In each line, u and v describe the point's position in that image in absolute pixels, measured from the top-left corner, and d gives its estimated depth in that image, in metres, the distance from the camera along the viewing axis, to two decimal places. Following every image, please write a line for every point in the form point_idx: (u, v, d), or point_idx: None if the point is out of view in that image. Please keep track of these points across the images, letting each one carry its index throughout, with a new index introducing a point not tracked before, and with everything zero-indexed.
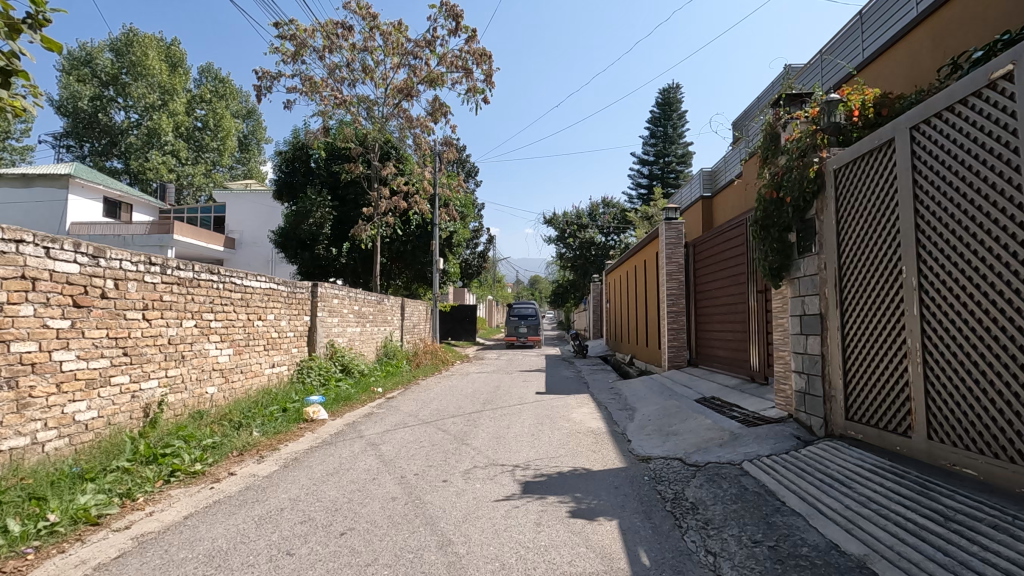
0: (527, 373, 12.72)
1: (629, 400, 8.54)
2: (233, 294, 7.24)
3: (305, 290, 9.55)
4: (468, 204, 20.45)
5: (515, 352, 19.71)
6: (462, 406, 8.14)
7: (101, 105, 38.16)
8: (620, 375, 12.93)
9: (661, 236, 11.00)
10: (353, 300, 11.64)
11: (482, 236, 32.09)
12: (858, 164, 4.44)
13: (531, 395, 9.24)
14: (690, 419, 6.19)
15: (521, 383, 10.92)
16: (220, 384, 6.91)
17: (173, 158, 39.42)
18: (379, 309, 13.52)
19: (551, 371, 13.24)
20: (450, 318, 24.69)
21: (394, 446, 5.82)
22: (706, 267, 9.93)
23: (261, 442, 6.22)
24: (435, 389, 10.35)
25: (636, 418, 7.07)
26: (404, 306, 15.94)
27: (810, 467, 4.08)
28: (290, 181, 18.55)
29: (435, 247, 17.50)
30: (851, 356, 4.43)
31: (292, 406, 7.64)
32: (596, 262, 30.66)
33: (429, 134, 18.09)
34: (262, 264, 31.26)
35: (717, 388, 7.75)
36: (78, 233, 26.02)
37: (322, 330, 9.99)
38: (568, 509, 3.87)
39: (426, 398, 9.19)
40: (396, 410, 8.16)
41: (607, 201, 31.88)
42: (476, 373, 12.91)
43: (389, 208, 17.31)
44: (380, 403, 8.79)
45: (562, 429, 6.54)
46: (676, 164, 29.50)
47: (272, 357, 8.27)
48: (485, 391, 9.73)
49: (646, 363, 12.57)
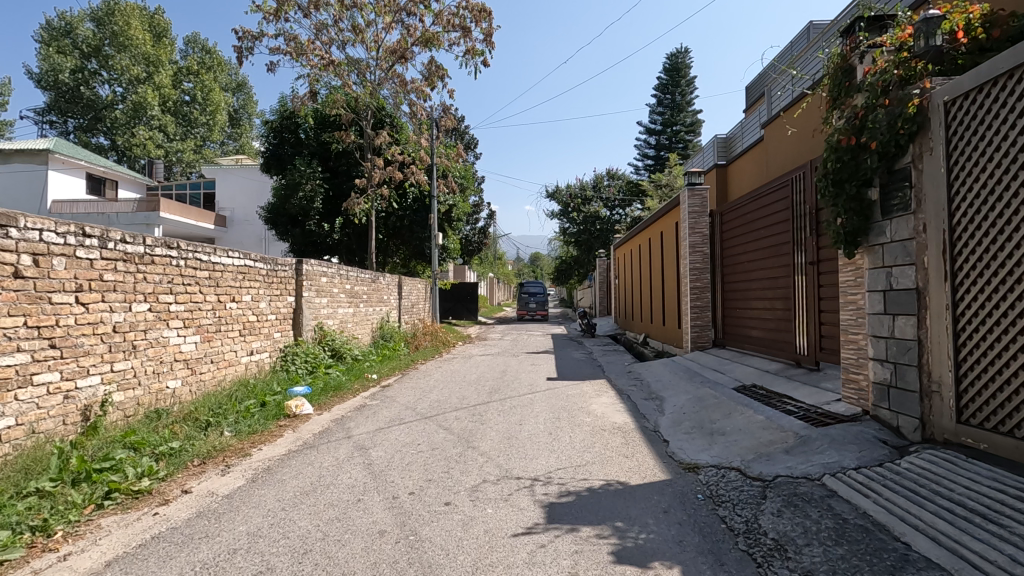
0: (535, 355, 11.78)
1: (653, 387, 7.59)
2: (198, 271, 6.22)
3: (288, 268, 8.54)
4: (467, 176, 19.27)
5: (520, 332, 18.79)
6: (467, 397, 7.20)
7: (83, 78, 36.60)
8: (635, 357, 11.97)
9: (682, 204, 9.93)
10: (345, 279, 10.65)
11: (482, 211, 30.91)
12: (981, 93, 3.41)
13: (542, 382, 8.30)
14: (737, 413, 5.23)
15: (530, 367, 9.98)
16: (185, 377, 5.94)
17: (161, 134, 37.96)
18: (374, 288, 12.52)
19: (560, 353, 12.30)
20: (451, 297, 23.73)
21: (387, 451, 4.88)
22: (735, 238, 8.90)
23: (231, 446, 5.29)
24: (436, 375, 9.41)
25: (666, 411, 6.11)
26: (402, 284, 14.94)
27: (923, 487, 3.13)
28: (278, 153, 17.37)
29: (434, 221, 16.41)
30: (967, 343, 3.46)
31: (272, 400, 6.70)
32: (602, 237, 29.60)
33: (426, 100, 16.86)
34: (256, 243, 30.19)
35: (757, 374, 6.78)
36: (60, 211, 24.86)
37: (309, 312, 9.01)
38: (611, 550, 2.92)
39: (426, 387, 8.25)
40: (392, 401, 7.22)
41: (612, 173, 30.67)
42: (480, 356, 11.97)
43: (384, 179, 16.17)
44: (375, 393, 7.87)
45: (584, 426, 5.59)
46: (685, 134, 28.22)
47: (250, 344, 7.29)
48: (491, 378, 8.79)
49: (664, 343, 11.61)
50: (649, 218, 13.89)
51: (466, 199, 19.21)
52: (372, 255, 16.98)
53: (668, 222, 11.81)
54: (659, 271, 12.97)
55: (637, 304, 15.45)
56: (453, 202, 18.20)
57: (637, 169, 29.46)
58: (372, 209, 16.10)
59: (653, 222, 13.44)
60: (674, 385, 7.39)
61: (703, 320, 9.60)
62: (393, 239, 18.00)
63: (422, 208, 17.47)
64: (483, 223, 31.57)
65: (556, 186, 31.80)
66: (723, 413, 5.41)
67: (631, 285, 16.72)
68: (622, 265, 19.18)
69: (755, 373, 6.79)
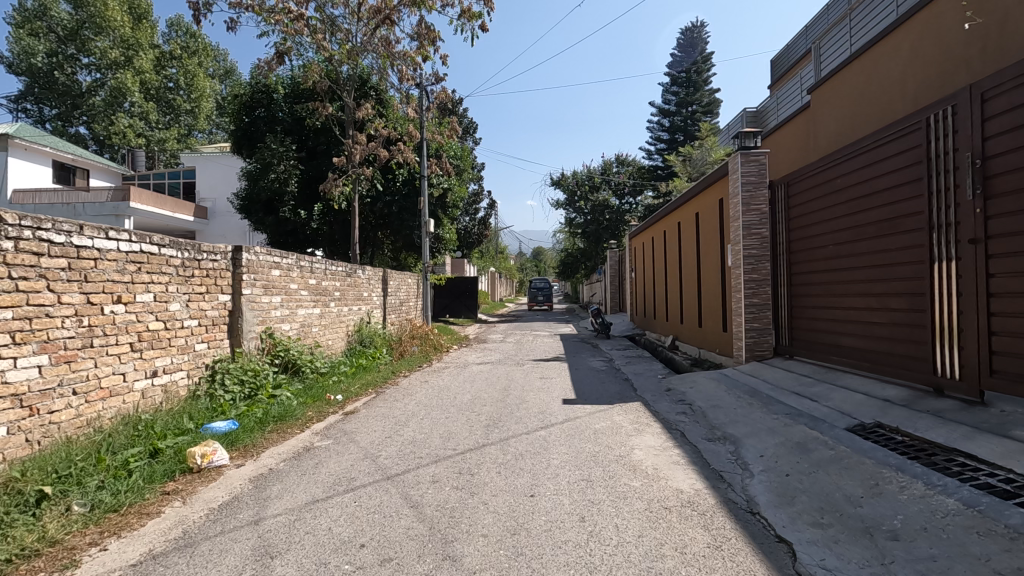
0: (544, 364, 9.73)
1: (712, 418, 5.48)
2: (44, 260, 4.13)
3: (220, 258, 6.44)
4: (462, 157, 17.09)
5: (523, 333, 16.72)
6: (456, 434, 5.17)
7: (59, 62, 34.47)
8: (666, 365, 9.85)
9: (732, 172, 7.80)
10: (308, 273, 8.57)
11: (482, 201, 28.81)
12: None
13: (557, 406, 6.25)
14: (896, 489, 3.14)
15: (539, 381, 7.94)
16: (18, 423, 3.88)
17: (142, 121, 35.83)
18: (351, 283, 10.47)
19: (573, 360, 10.23)
20: (447, 293, 21.67)
21: (304, 564, 2.83)
22: (809, 212, 6.72)
23: (58, 543, 3.23)
24: (420, 393, 7.38)
25: (753, 467, 4.02)
26: (388, 279, 12.90)
27: None
28: (248, 130, 15.25)
29: (424, 206, 14.10)
30: None
31: (170, 445, 4.63)
32: (611, 228, 27.46)
33: (417, 68, 14.71)
34: (239, 236, 28.13)
35: (875, 403, 4.67)
36: (23, 201, 22.83)
37: (253, 315, 6.93)
38: None
39: (402, 414, 6.21)
40: (351, 440, 5.20)
41: (622, 159, 28.51)
42: (477, 364, 9.91)
43: (367, 157, 14.02)
44: (332, 425, 5.83)
45: (634, 499, 3.52)
46: (702, 114, 25.97)
47: (150, 363, 5.20)
48: (491, 399, 6.75)
49: (701, 349, 9.47)
50: (674, 201, 11.72)
51: (462, 183, 17.05)
52: (355, 246, 14.92)
53: (704, 201, 9.64)
54: (688, 263, 10.81)
55: (659, 301, 13.30)
56: (448, 185, 16.07)
57: (649, 154, 27.25)
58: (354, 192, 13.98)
59: (680, 205, 11.29)
60: (744, 415, 5.29)
61: (761, 322, 7.48)
62: (379, 229, 15.89)
63: (412, 191, 15.28)
64: (484, 214, 29.45)
65: (561, 174, 29.64)
66: (863, 484, 3.33)
67: (650, 279, 14.60)
68: (637, 256, 17.05)
69: (869, 403, 4.68)
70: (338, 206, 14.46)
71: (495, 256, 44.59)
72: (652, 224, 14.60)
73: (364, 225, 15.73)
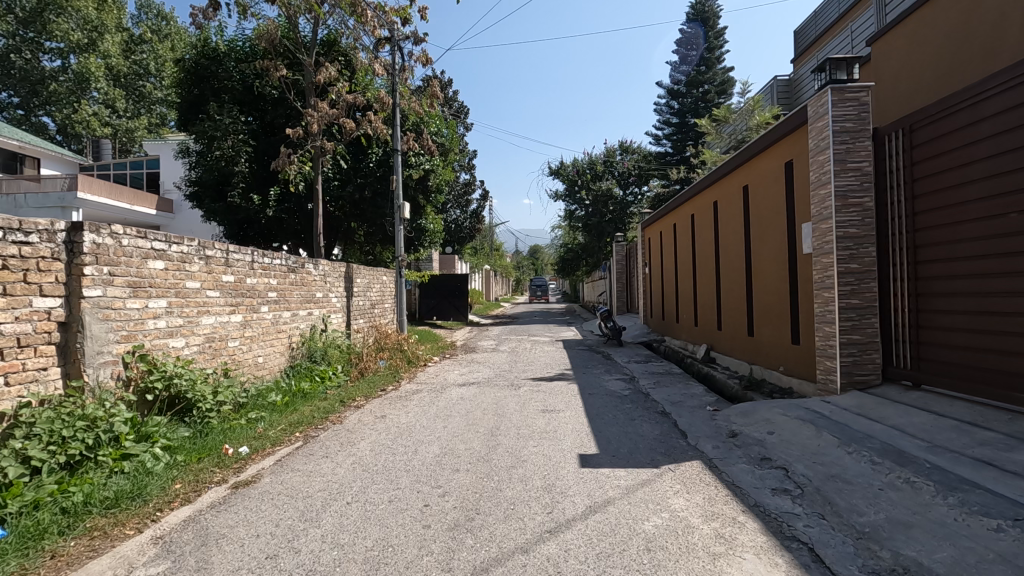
0: (545, 386, 7.41)
1: (848, 512, 3.11)
2: None
3: (34, 241, 4.06)
4: (445, 134, 14.66)
5: (520, 338, 14.41)
6: (398, 549, 2.86)
7: (17, 46, 31.93)
8: (713, 389, 7.49)
9: (815, 119, 5.45)
10: (220, 268, 6.20)
11: (474, 192, 26.48)
12: None
13: (572, 474, 3.93)
14: None
15: (540, 418, 5.61)
16: None
17: (108, 110, 33.30)
18: (296, 281, 8.12)
19: (584, 379, 7.89)
20: (434, 293, 19.33)
21: None
22: (955, 165, 4.36)
23: None
24: (367, 441, 5.03)
25: None
26: (352, 276, 10.56)
27: None
28: (191, 100, 12.78)
29: (398, 186, 11.02)
30: None
31: None
32: (615, 220, 25.12)
33: (390, 25, 12.29)
34: (207, 231, 25.68)
35: None
36: None
37: (106, 329, 4.56)
38: None
39: (324, 487, 3.87)
40: (204, 563, 2.86)
41: (626, 146, 26.21)
42: (459, 386, 7.58)
43: (330, 128, 11.52)
44: (198, 517, 3.47)
45: None
46: (716, 94, 23.60)
47: None
48: (468, 455, 4.43)
49: (755, 366, 7.13)
50: (702, 179, 9.33)
51: (446, 164, 14.64)
52: (319, 237, 12.55)
53: (754, 172, 7.27)
54: (726, 252, 8.44)
55: (683, 301, 10.92)
56: (428, 165, 13.65)
57: (657, 139, 24.91)
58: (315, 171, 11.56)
59: (712, 182, 8.89)
60: (913, 513, 2.94)
61: (862, 333, 5.13)
62: (350, 217, 13.50)
63: (388, 172, 12.87)
64: (477, 206, 27.08)
65: (560, 162, 27.29)
66: None
67: (668, 275, 12.24)
68: (649, 249, 14.63)
69: None
70: (295, 187, 12.03)
71: (490, 253, 42.27)
72: (665, 211, 12.26)
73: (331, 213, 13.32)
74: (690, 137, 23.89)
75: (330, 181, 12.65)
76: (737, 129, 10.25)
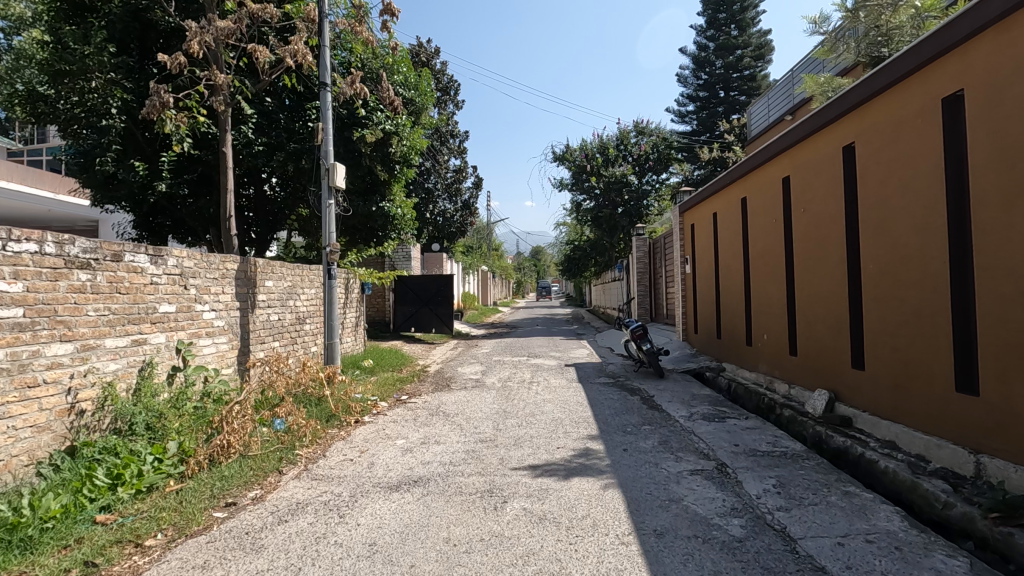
0: (557, 497, 3.65)
1: None
2: None
3: None
4: (414, 87, 10.93)
5: (517, 362, 10.71)
6: None
7: None
8: (900, 501, 3.78)
9: None
10: None
11: (466, 180, 22.79)
12: None
13: None
14: None
15: None
16: None
17: None
18: (95, 286, 4.40)
19: (631, 470, 4.15)
20: (410, 298, 15.62)
21: None
22: None
23: None
24: None
25: None
26: (253, 278, 6.88)
27: None
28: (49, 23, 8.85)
29: (326, 137, 7.17)
30: None
31: None
32: (631, 212, 21.36)
33: None
34: None
35: None
36: None
37: None
38: None
39: None
40: None
41: (642, 126, 22.49)
42: (385, 493, 3.84)
43: (235, 60, 7.80)
44: None
45: None
46: (752, 60, 19.81)
47: None
48: None
49: (998, 466, 3.43)
50: (815, 114, 5.65)
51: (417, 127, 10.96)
52: (228, 221, 8.86)
53: (978, 62, 3.68)
54: (874, 233, 4.79)
55: (760, 318, 7.24)
56: (390, 126, 9.98)
57: (680, 116, 21.14)
58: (222, 124, 8.46)
59: (842, 114, 5.23)
60: None
61: None
62: (294, 198, 10.66)
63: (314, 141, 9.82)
64: (469, 197, 23.37)
65: (566, 145, 23.57)
66: None
67: (726, 278, 8.55)
68: (685, 242, 10.91)
69: None
70: (183, 145, 8.24)
71: (487, 253, 38.57)
72: (719, 184, 8.58)
73: (284, 184, 10.51)
74: (720, 111, 20.19)
75: (251, 145, 9.44)
76: (863, 49, 6.58)
